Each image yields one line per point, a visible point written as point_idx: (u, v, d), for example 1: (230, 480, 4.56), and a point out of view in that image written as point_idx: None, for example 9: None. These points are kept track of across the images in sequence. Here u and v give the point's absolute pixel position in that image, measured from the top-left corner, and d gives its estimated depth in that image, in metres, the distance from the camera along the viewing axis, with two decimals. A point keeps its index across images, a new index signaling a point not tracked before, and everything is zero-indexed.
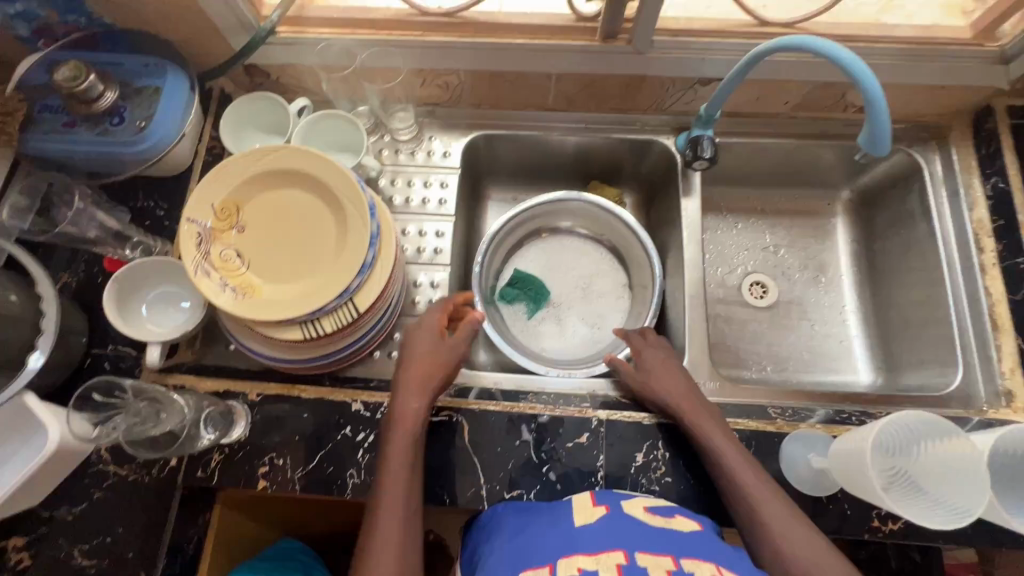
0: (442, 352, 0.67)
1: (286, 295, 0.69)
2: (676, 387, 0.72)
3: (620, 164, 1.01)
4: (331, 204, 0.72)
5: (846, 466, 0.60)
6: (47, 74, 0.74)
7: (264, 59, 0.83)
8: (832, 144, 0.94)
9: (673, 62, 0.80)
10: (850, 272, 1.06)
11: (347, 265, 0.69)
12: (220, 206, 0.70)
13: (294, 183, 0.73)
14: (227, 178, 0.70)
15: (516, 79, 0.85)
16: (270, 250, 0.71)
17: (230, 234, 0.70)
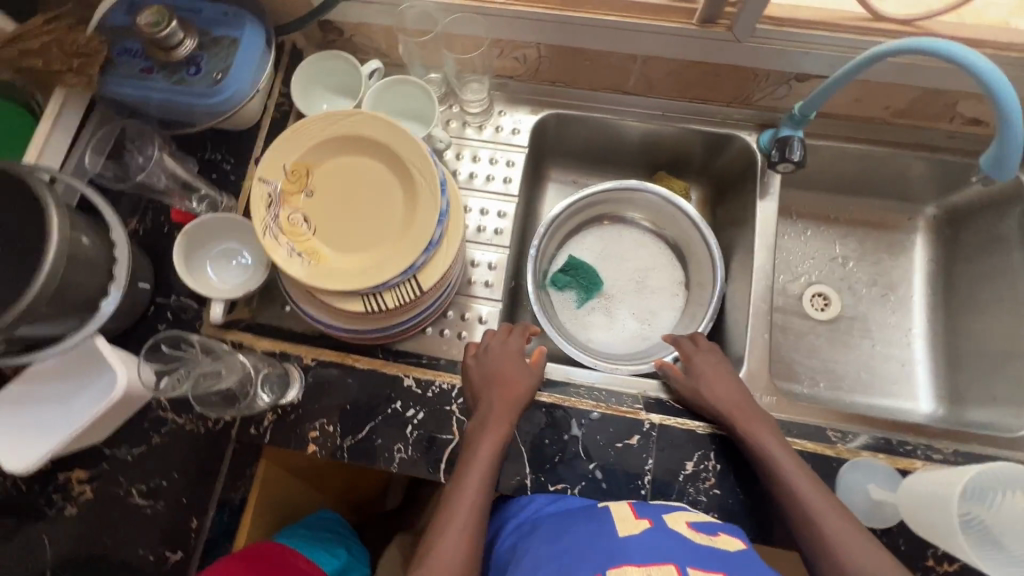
0: (519, 373, 0.70)
1: (350, 265, 0.68)
2: (730, 394, 0.70)
3: (692, 157, 0.97)
4: (401, 176, 0.70)
5: (923, 508, 0.58)
6: (127, 16, 0.74)
7: (341, 16, 0.80)
8: (925, 156, 0.88)
9: (774, 54, 0.74)
10: (922, 293, 1.00)
11: (414, 241, 0.67)
12: (291, 168, 0.69)
13: (366, 151, 0.71)
14: (299, 140, 0.69)
15: (599, 58, 0.81)
16: (337, 217, 0.70)
17: (298, 197, 0.69)
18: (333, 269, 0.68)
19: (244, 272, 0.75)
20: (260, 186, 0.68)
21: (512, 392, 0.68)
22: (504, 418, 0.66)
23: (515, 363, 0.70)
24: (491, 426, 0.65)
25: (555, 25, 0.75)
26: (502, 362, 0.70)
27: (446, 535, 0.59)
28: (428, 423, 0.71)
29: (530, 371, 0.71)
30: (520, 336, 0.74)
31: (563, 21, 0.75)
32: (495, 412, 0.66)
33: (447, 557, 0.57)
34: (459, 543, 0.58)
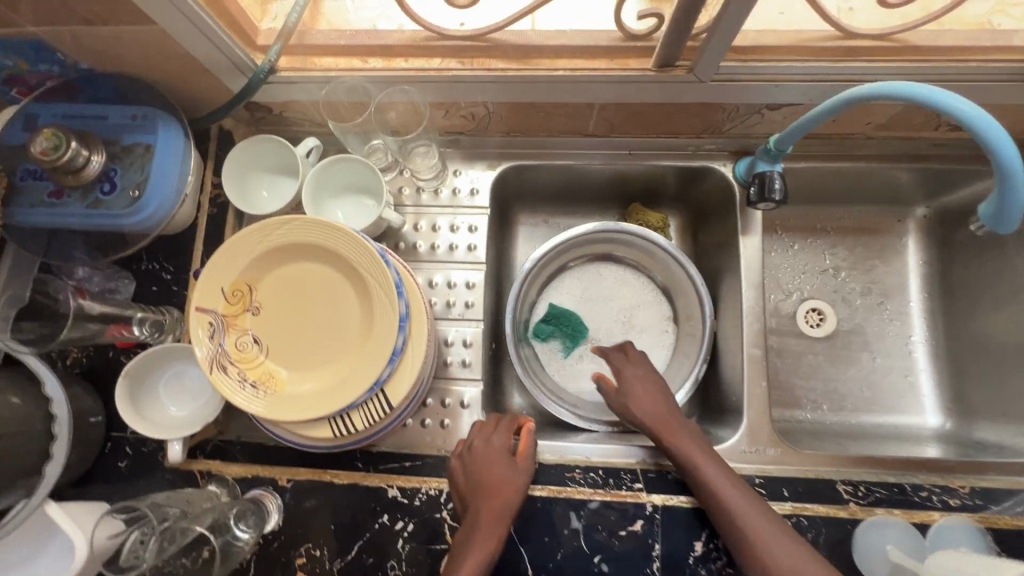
0: (509, 474, 0.66)
1: (311, 386, 0.63)
2: (667, 418, 0.71)
3: (665, 186, 0.90)
4: (354, 280, 0.64)
5: None
6: (24, 132, 0.66)
7: (265, 96, 0.72)
8: (906, 166, 0.85)
9: (742, 89, 0.68)
10: (919, 298, 0.96)
11: (375, 353, 0.62)
12: (231, 288, 0.63)
13: (311, 257, 0.64)
14: (235, 256, 0.62)
15: (553, 108, 0.74)
16: (287, 330, 0.64)
17: (244, 316, 0.63)
18: (292, 394, 0.62)
19: (201, 395, 0.70)
20: (200, 314, 0.62)
21: (501, 498, 0.64)
22: (494, 526, 0.62)
23: (501, 462, 0.66)
24: (479, 536, 0.61)
25: (500, 84, 0.68)
26: (486, 460, 0.66)
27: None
28: (420, 534, 0.68)
29: (519, 470, 0.67)
30: (506, 430, 0.70)
31: (508, 80, 0.68)
32: (484, 521, 0.62)
33: None
34: None
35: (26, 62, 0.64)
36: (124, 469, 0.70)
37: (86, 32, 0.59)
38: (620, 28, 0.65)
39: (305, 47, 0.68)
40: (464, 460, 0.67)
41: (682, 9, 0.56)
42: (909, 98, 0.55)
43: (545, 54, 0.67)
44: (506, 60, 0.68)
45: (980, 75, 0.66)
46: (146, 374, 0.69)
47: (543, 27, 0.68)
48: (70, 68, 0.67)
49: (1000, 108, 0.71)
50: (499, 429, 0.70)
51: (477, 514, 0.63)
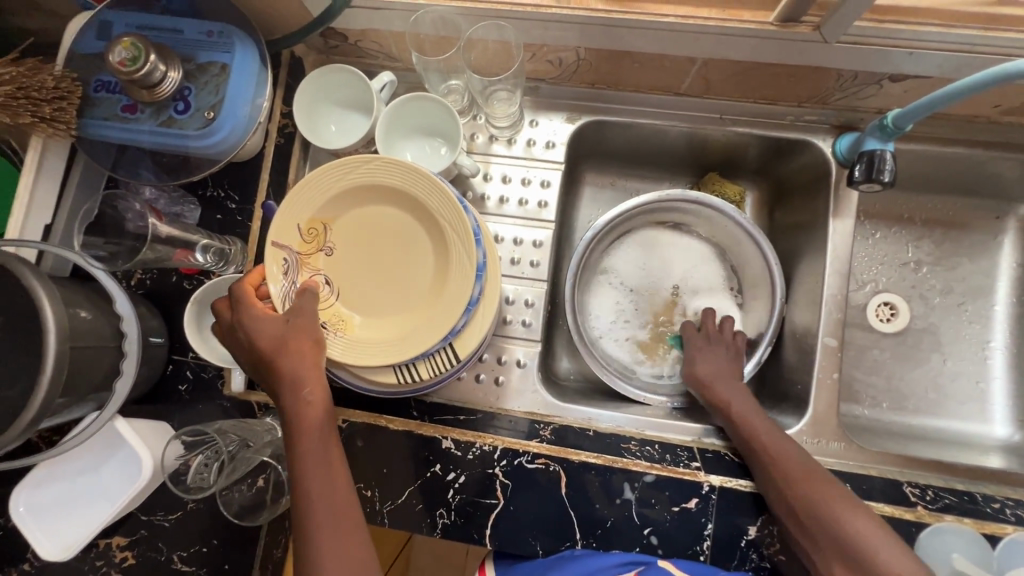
0: (268, 335, 0.57)
1: (382, 333, 0.62)
2: (728, 380, 0.74)
3: (748, 159, 0.84)
4: (431, 228, 0.62)
5: None
6: (100, 42, 0.63)
7: (344, 23, 0.68)
8: (1018, 158, 0.78)
9: (867, 55, 0.61)
10: (1004, 303, 0.90)
11: (445, 310, 0.60)
12: (307, 225, 0.61)
13: (392, 200, 0.62)
14: (317, 191, 0.60)
15: (649, 60, 0.68)
16: (360, 272, 0.62)
17: (317, 256, 0.62)
18: (362, 339, 0.62)
19: None
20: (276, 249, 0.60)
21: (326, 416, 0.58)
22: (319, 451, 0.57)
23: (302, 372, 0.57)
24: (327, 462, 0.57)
25: (595, 27, 0.63)
26: (305, 357, 0.57)
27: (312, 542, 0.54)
28: (471, 487, 0.67)
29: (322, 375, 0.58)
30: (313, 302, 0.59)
31: (610, 23, 0.62)
32: (313, 449, 0.57)
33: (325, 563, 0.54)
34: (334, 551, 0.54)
35: None
36: (184, 393, 0.71)
37: None
38: None
39: None
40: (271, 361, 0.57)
41: None
42: None
43: None
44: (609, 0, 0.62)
45: None
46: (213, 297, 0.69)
47: None
48: None
49: None
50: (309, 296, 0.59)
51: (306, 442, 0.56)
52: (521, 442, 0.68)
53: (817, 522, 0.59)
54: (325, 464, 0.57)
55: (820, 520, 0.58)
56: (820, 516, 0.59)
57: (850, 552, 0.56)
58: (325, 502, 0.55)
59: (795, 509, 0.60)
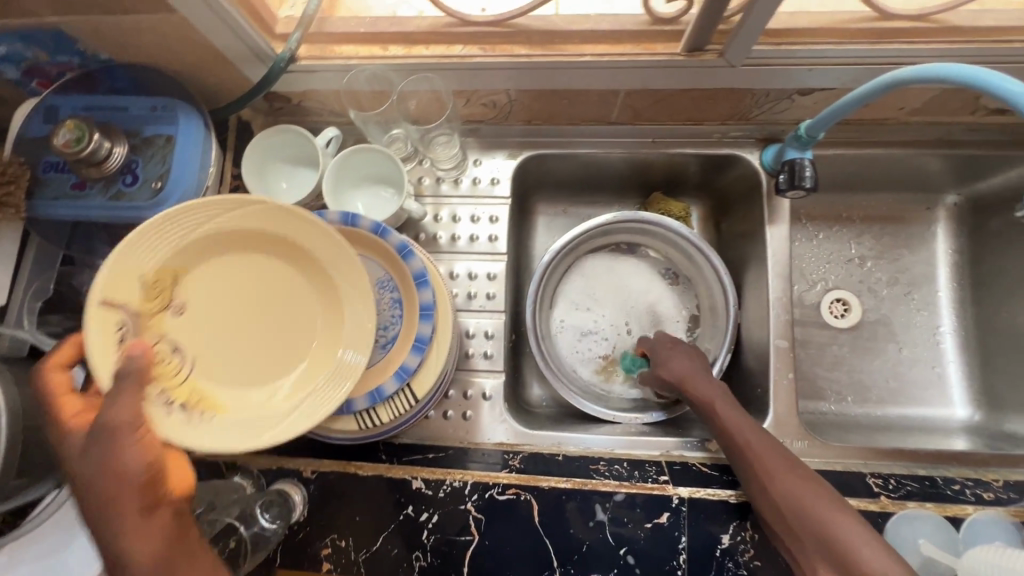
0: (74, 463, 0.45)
1: (257, 403, 0.54)
2: (705, 382, 0.72)
3: (687, 177, 0.89)
4: (306, 274, 0.57)
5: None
6: (46, 126, 0.66)
7: (284, 86, 0.71)
8: (938, 152, 0.82)
9: (771, 74, 0.66)
10: (946, 289, 0.93)
11: (335, 364, 0.55)
12: (151, 279, 0.51)
13: (253, 243, 0.55)
14: (166, 239, 0.51)
15: (576, 95, 0.72)
16: (220, 335, 0.55)
17: (162, 316, 0.52)
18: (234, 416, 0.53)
19: None
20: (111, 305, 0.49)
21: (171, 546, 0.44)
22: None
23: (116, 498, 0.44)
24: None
25: (521, 70, 0.67)
26: (115, 487, 0.44)
27: None
28: (445, 525, 0.67)
29: (162, 498, 0.46)
30: (135, 399, 0.46)
31: (532, 66, 0.66)
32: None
33: None
34: None
35: (46, 52, 0.63)
36: None
37: (107, 20, 0.59)
38: (648, 13, 0.64)
39: (324, 34, 0.67)
40: (80, 484, 0.44)
41: None
42: (947, 78, 0.53)
43: (570, 39, 0.66)
44: (530, 46, 0.66)
45: None
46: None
47: (567, 13, 0.66)
48: (91, 59, 0.66)
49: None
50: (130, 387, 0.47)
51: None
52: (490, 475, 0.69)
53: (796, 518, 0.59)
54: None
55: (799, 518, 0.58)
56: (798, 512, 0.59)
57: (829, 544, 0.56)
58: None
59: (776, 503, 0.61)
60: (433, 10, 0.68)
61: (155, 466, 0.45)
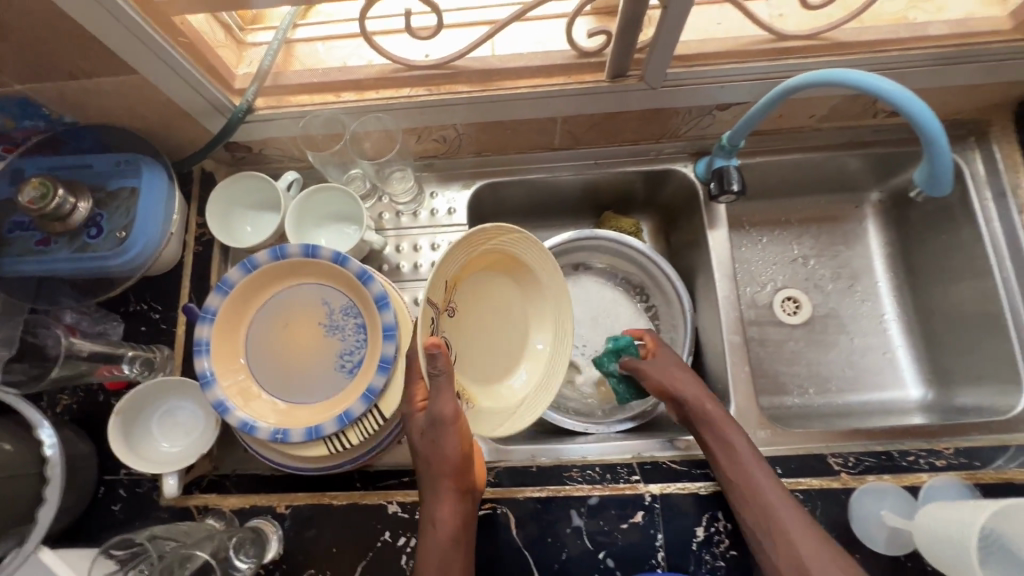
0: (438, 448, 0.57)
1: (496, 399, 0.66)
2: (718, 415, 0.68)
3: (633, 195, 0.94)
4: (511, 274, 0.67)
5: (939, 540, 0.56)
6: (12, 187, 0.68)
7: (243, 135, 0.76)
8: (860, 152, 0.89)
9: (687, 92, 0.73)
10: (885, 279, 0.99)
11: (552, 341, 0.69)
12: (447, 284, 0.59)
13: (509, 265, 0.67)
14: (458, 253, 0.58)
15: (519, 125, 0.78)
16: (478, 339, 0.66)
17: (444, 316, 0.59)
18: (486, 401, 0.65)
19: (194, 429, 0.70)
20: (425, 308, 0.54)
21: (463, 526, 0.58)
22: (442, 554, 0.57)
23: (451, 479, 0.58)
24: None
25: (465, 105, 0.74)
26: (457, 450, 0.57)
27: None
28: None
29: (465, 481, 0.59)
30: (453, 396, 0.54)
31: (475, 101, 0.73)
32: (437, 552, 0.57)
33: None
34: None
35: (12, 118, 0.67)
36: (117, 513, 0.69)
37: (72, 85, 0.64)
38: (574, 48, 0.71)
39: (278, 86, 0.73)
40: (422, 439, 0.58)
41: (624, 26, 0.62)
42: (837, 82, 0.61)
43: (506, 75, 0.73)
44: (470, 85, 0.73)
45: (903, 63, 0.72)
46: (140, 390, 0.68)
47: (501, 53, 0.73)
48: (56, 122, 0.70)
49: (926, 91, 0.77)
50: (445, 388, 0.54)
51: (424, 541, 0.58)
52: None
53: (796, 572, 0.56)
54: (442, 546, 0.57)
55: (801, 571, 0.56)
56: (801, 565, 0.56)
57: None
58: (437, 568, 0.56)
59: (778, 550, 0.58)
60: (380, 59, 0.74)
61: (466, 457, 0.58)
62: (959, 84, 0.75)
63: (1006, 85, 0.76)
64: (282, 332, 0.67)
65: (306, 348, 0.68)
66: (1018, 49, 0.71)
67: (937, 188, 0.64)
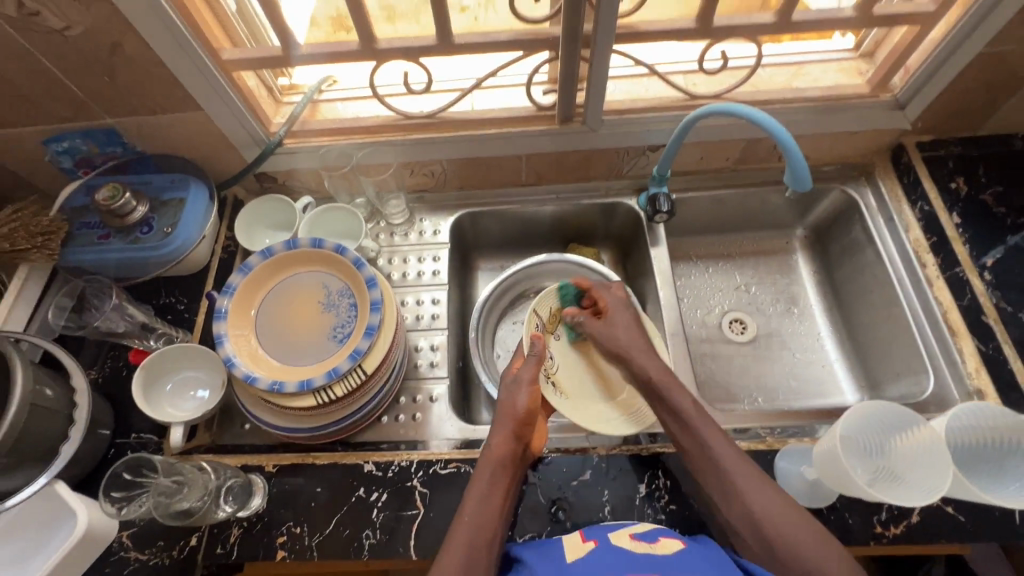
0: (515, 399, 0.72)
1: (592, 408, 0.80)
2: (654, 357, 0.73)
3: (592, 228, 1.11)
4: None
5: (826, 466, 0.65)
6: (85, 197, 0.87)
7: (272, 166, 0.96)
8: (777, 189, 1.07)
9: (621, 135, 0.94)
10: (819, 303, 1.10)
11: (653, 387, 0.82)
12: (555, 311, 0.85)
13: None
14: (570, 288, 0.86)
15: (492, 162, 0.98)
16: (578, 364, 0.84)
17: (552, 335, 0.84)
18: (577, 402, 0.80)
19: (199, 398, 0.81)
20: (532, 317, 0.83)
21: (512, 464, 0.68)
22: (490, 474, 0.66)
23: (515, 426, 0.70)
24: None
25: (449, 143, 0.94)
26: (525, 399, 0.72)
27: (463, 513, 0.62)
28: (394, 503, 0.75)
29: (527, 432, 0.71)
30: (536, 368, 0.76)
31: (457, 140, 0.94)
32: (487, 474, 0.66)
33: (469, 516, 0.61)
34: (479, 520, 0.61)
35: (97, 145, 0.88)
36: None
37: (148, 120, 0.84)
38: (533, 103, 0.93)
39: (304, 129, 0.94)
40: (505, 394, 0.74)
41: (565, 80, 0.84)
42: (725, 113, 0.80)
43: (481, 123, 0.94)
44: (453, 129, 0.94)
45: (786, 114, 0.94)
46: (163, 369, 0.81)
47: (479, 108, 0.95)
48: (129, 151, 0.90)
49: (813, 136, 0.97)
50: (536, 361, 0.76)
51: (480, 466, 0.68)
52: (434, 453, 0.78)
53: (766, 526, 0.57)
54: (493, 476, 0.66)
55: (768, 526, 0.57)
56: (763, 516, 0.57)
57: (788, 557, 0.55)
58: (484, 489, 0.65)
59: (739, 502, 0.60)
60: (384, 112, 0.96)
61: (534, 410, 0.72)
62: (835, 131, 0.95)
63: (875, 133, 0.97)
64: (289, 311, 0.81)
65: (306, 325, 0.80)
66: (872, 104, 0.94)
67: (800, 183, 0.75)
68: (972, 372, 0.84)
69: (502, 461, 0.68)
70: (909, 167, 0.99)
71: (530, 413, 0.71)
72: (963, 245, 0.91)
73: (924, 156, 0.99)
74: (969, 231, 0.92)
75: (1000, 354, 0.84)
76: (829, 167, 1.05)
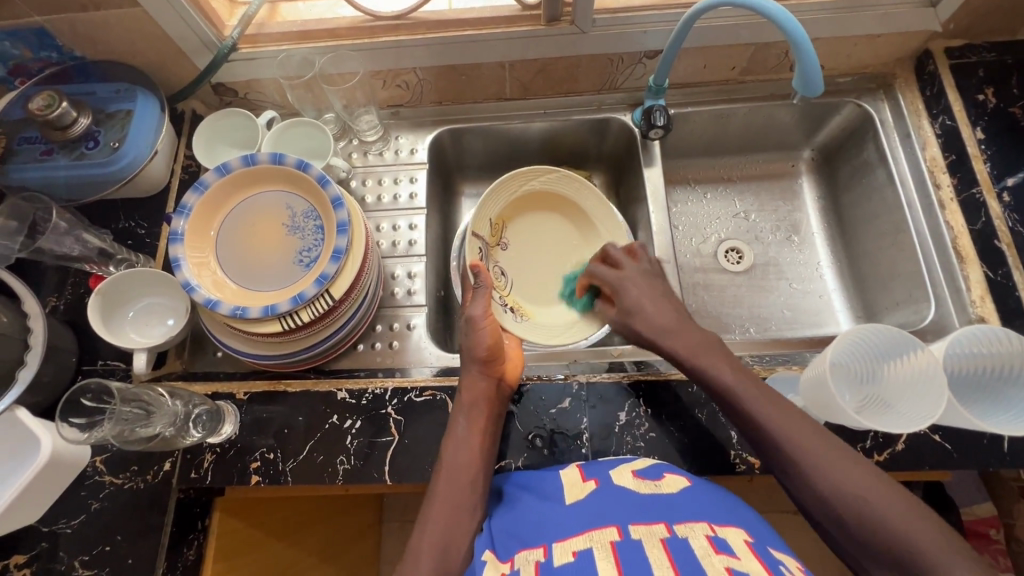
0: (480, 341, 0.68)
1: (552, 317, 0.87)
2: (683, 332, 0.68)
3: (584, 149, 1.03)
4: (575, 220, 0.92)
5: (816, 396, 0.62)
6: (23, 109, 0.79)
7: (229, 76, 0.87)
8: (787, 104, 0.97)
9: (615, 38, 0.85)
10: (821, 229, 1.03)
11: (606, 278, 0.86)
12: (495, 222, 0.88)
13: (558, 207, 0.92)
14: (503, 196, 0.87)
15: (470, 70, 0.89)
16: (528, 271, 0.90)
17: (497, 249, 0.88)
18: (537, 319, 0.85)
19: (163, 324, 0.78)
20: (473, 239, 0.83)
21: (487, 402, 0.67)
22: (465, 417, 0.65)
23: (479, 365, 0.68)
24: (456, 532, 0.56)
25: (423, 48, 0.85)
26: (485, 338, 0.68)
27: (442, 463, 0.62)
28: (368, 430, 0.73)
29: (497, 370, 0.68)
30: (486, 302, 0.71)
31: (431, 44, 0.84)
32: (462, 416, 0.66)
33: (452, 460, 0.62)
34: (463, 466, 0.61)
35: (30, 50, 0.79)
36: None
37: (79, 18, 0.75)
38: (516, 1, 0.82)
39: (261, 32, 0.84)
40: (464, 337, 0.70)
41: None
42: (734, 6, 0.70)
43: (458, 23, 0.84)
44: (427, 32, 0.84)
45: (803, 12, 0.83)
46: (122, 296, 0.78)
47: (456, 6, 0.85)
48: (66, 56, 0.81)
49: (831, 41, 0.86)
50: (485, 291, 0.72)
51: (455, 411, 0.67)
52: (410, 381, 0.76)
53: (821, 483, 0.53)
54: (467, 423, 0.65)
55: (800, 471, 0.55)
56: (843, 494, 0.52)
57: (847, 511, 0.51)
58: (465, 436, 0.64)
59: (813, 487, 0.54)
60: (350, 12, 0.86)
61: (495, 349, 0.68)
62: (856, 34, 0.85)
63: (901, 36, 0.87)
64: (251, 230, 0.76)
65: (270, 241, 0.76)
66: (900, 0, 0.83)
67: (810, 89, 0.68)
68: (976, 300, 0.79)
69: (477, 409, 0.66)
70: (933, 77, 0.89)
71: (498, 357, 0.68)
72: (983, 164, 0.84)
73: (952, 63, 0.89)
74: (992, 149, 0.84)
75: (1009, 281, 0.79)
76: (845, 79, 0.95)
